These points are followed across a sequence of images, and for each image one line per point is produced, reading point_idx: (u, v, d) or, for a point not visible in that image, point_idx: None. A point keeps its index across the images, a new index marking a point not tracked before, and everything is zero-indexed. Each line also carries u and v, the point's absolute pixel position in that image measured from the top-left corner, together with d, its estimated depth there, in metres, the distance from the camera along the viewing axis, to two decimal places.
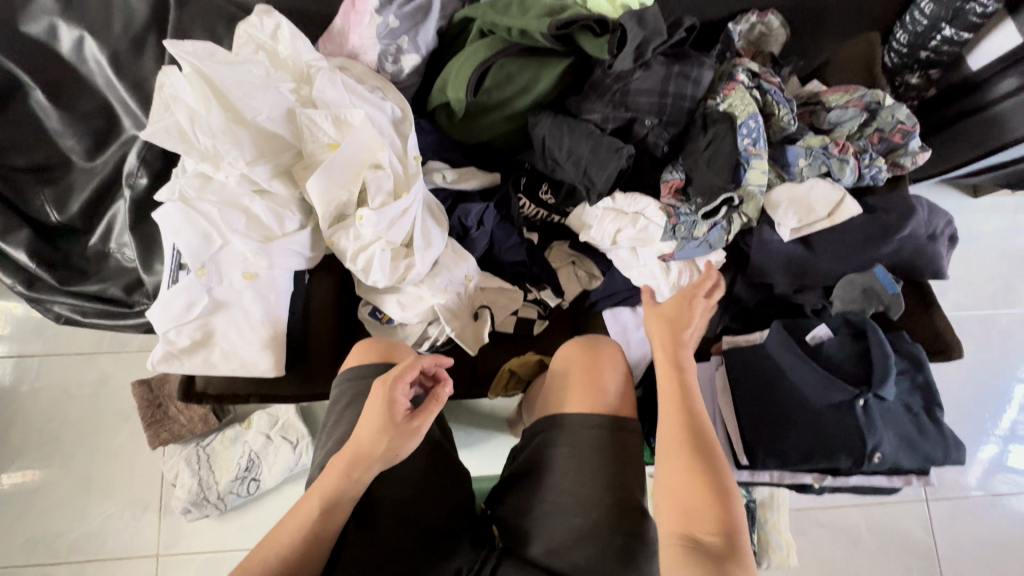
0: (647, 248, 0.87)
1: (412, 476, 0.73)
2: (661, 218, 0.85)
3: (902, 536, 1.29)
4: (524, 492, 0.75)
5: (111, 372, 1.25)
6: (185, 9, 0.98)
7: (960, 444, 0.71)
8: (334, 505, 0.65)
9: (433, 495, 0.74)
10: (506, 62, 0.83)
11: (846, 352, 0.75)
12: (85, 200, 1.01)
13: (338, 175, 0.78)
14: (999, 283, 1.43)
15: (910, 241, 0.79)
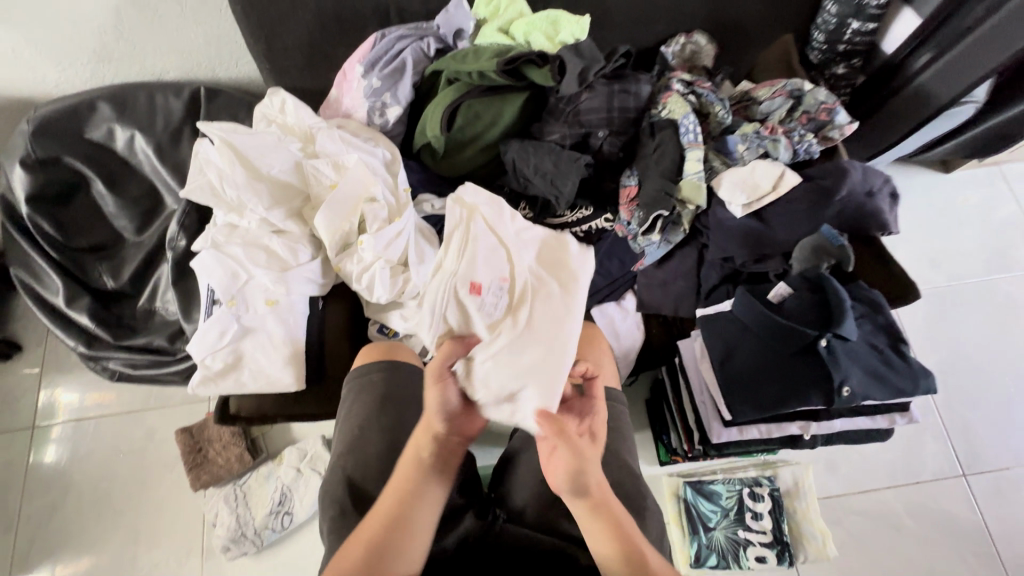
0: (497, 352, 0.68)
1: None
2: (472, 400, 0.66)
3: (947, 516, 1.24)
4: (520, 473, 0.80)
5: (158, 427, 1.37)
6: (214, 103, 1.19)
7: (929, 374, 0.75)
8: (419, 491, 0.64)
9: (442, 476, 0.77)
10: (473, 102, 0.99)
11: (805, 304, 0.80)
12: (136, 268, 1.18)
13: (339, 210, 0.93)
14: (990, 249, 1.45)
15: (851, 201, 0.87)
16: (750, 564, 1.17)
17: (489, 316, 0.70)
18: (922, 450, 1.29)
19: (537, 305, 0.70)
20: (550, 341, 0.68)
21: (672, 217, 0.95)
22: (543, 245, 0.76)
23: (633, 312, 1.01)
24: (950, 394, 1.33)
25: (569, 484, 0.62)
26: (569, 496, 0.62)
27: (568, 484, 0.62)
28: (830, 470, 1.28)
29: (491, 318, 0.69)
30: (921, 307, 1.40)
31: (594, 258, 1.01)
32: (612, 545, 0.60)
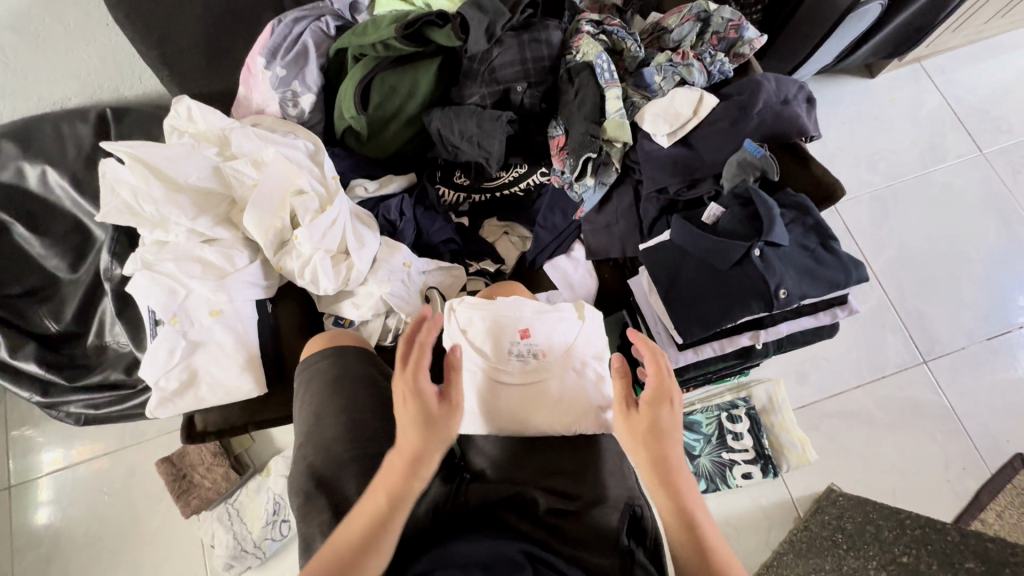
0: (511, 371, 0.76)
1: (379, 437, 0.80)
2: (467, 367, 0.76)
3: (914, 403, 1.30)
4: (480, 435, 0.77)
5: (139, 463, 1.35)
6: (125, 123, 1.15)
7: (859, 264, 0.78)
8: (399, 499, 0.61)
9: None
10: (385, 76, 0.97)
11: (736, 218, 0.82)
12: (77, 306, 1.14)
13: (266, 206, 0.90)
14: (923, 144, 1.49)
15: (768, 111, 0.88)
16: (738, 482, 1.22)
17: (503, 365, 0.76)
18: (883, 346, 1.34)
19: (529, 386, 0.75)
20: (536, 407, 0.74)
21: (601, 157, 0.97)
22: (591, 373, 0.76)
23: (584, 261, 1.03)
24: (903, 288, 1.38)
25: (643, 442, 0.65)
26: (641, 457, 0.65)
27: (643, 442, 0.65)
28: (802, 380, 1.32)
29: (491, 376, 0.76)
30: (865, 211, 1.45)
31: (538, 215, 1.02)
32: (670, 505, 0.62)
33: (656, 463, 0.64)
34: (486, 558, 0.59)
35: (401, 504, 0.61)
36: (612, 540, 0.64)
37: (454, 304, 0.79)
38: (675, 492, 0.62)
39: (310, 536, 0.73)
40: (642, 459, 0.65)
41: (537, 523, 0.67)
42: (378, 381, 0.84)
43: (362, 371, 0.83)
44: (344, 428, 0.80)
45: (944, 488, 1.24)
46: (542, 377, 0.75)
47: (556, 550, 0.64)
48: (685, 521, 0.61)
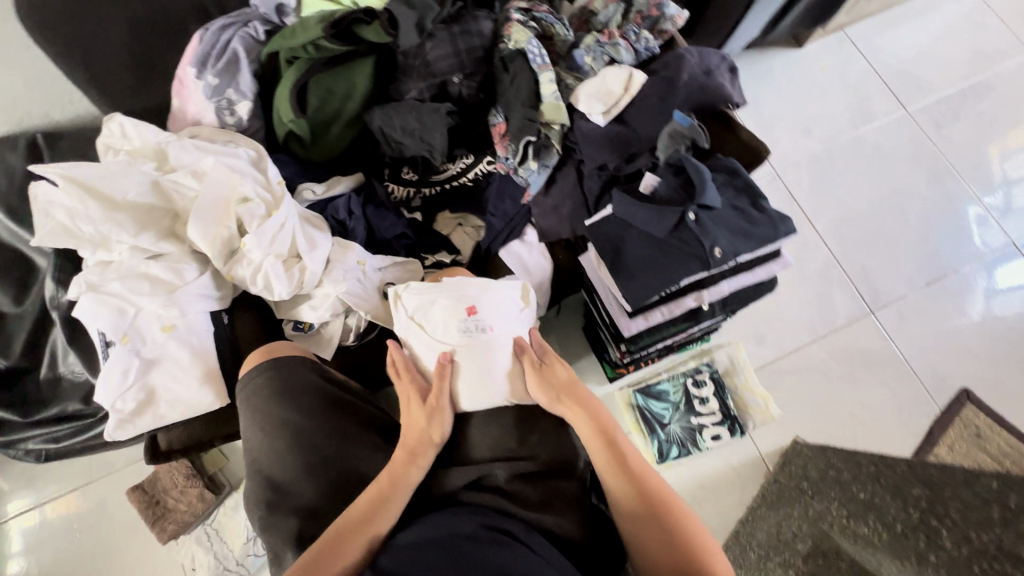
0: (458, 348, 0.76)
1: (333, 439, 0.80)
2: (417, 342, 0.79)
3: (866, 351, 1.37)
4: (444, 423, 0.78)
5: (109, 494, 1.31)
6: (58, 147, 1.11)
7: (786, 219, 0.83)
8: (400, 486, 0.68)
9: (364, 444, 0.82)
10: (320, 78, 0.99)
11: (671, 185, 0.86)
12: (25, 340, 1.10)
13: (209, 217, 0.90)
14: (853, 107, 1.57)
15: (693, 84, 0.92)
16: (707, 444, 1.27)
17: (451, 342, 0.77)
18: (832, 301, 1.41)
19: (476, 362, 0.76)
20: (482, 383, 0.75)
21: (540, 140, 0.99)
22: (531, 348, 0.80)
23: (537, 244, 1.04)
24: (846, 245, 1.46)
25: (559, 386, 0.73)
26: (560, 405, 0.73)
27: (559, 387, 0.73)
28: (760, 341, 1.38)
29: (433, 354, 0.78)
30: (806, 175, 1.51)
31: (487, 203, 1.03)
32: (594, 434, 0.70)
33: (572, 402, 0.72)
34: (448, 538, 0.60)
35: (399, 488, 0.68)
36: (575, 499, 0.68)
37: (400, 291, 0.80)
38: (595, 419, 0.71)
39: (279, 545, 0.74)
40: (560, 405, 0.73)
41: (500, 492, 0.69)
42: (323, 387, 0.84)
43: (303, 378, 0.83)
44: (291, 437, 0.79)
45: (899, 428, 1.31)
46: (486, 353, 0.76)
47: (518, 515, 0.66)
48: (607, 442, 0.69)
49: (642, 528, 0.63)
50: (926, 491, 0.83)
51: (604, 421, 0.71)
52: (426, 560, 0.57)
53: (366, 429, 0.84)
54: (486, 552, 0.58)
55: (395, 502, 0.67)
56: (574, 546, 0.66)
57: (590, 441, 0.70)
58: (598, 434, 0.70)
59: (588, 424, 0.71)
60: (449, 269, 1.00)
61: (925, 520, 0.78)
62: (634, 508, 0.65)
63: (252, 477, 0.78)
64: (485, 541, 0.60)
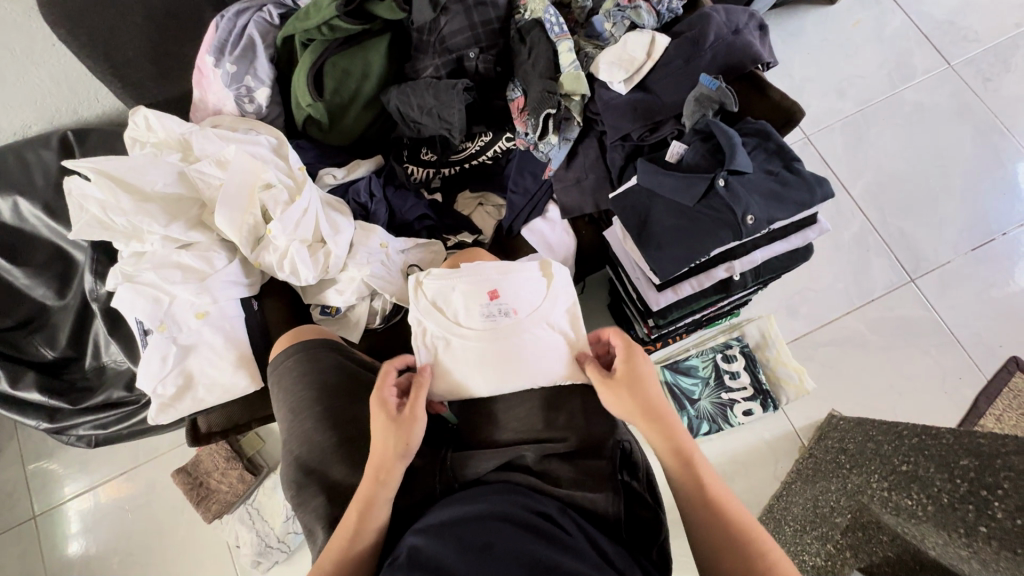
0: (480, 334, 0.75)
1: (361, 419, 0.80)
2: (436, 329, 0.76)
3: (907, 321, 1.31)
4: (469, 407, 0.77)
5: (157, 477, 1.37)
6: (87, 143, 1.13)
7: (823, 181, 0.79)
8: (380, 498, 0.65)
9: None
10: (337, 60, 0.99)
11: (699, 152, 0.83)
12: (70, 332, 1.14)
13: (235, 204, 0.91)
14: (890, 64, 1.48)
15: (720, 44, 0.88)
16: (739, 420, 1.24)
17: (474, 328, 0.75)
18: (870, 269, 1.35)
19: (501, 347, 0.74)
20: (506, 368, 0.74)
21: (561, 114, 0.97)
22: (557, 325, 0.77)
23: (560, 221, 1.02)
24: (884, 211, 1.39)
25: (634, 397, 0.68)
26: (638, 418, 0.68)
27: (634, 398, 0.68)
28: (793, 314, 1.34)
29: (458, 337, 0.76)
30: (839, 140, 1.44)
31: (508, 180, 1.03)
32: (671, 453, 0.66)
33: (651, 417, 0.67)
34: (482, 517, 0.59)
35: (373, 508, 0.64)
36: (603, 477, 0.66)
37: (421, 277, 0.77)
38: (671, 434, 0.66)
39: (308, 520, 0.75)
40: (639, 418, 0.68)
41: (531, 471, 0.69)
42: (347, 364, 0.85)
43: (330, 361, 0.84)
44: (322, 417, 0.80)
45: (942, 400, 1.26)
46: (510, 338, 0.74)
47: (549, 492, 0.65)
48: (685, 458, 0.65)
49: (725, 556, 0.59)
50: (975, 460, 0.78)
51: (683, 436, 0.66)
52: (462, 535, 0.57)
53: None
54: (518, 533, 0.57)
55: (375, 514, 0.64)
56: (608, 522, 0.64)
57: (667, 457, 0.66)
58: (678, 452, 0.65)
59: (665, 439, 0.66)
60: (466, 250, 0.96)
61: (975, 491, 0.75)
62: (713, 534, 0.61)
63: (286, 459, 0.79)
64: (518, 523, 0.58)
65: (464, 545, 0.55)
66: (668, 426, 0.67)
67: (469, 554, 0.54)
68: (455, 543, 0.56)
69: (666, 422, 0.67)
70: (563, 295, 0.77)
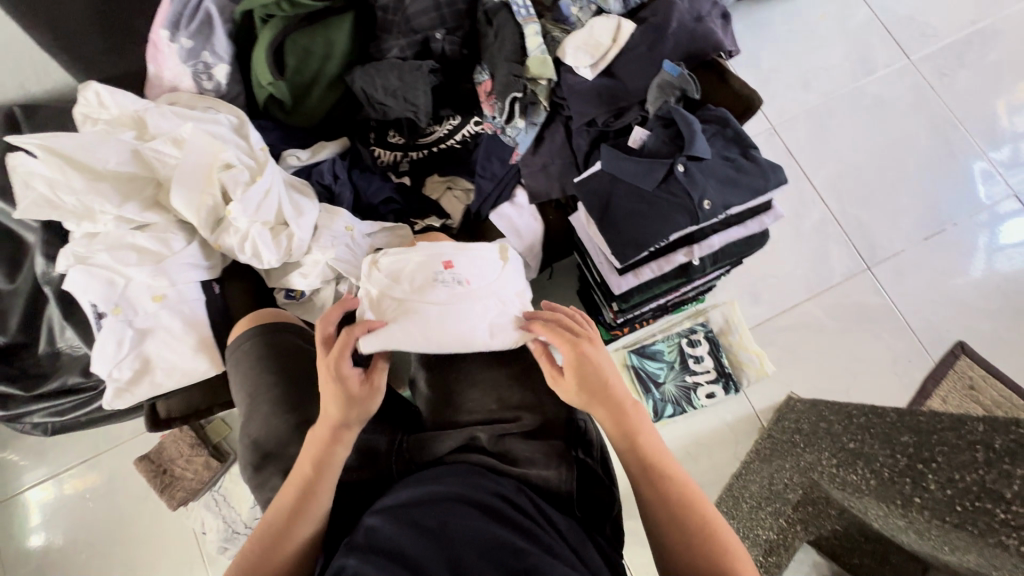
0: (434, 300, 0.72)
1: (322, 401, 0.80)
2: (388, 292, 0.73)
3: (862, 307, 1.37)
4: (427, 393, 0.77)
5: (119, 465, 1.35)
6: (35, 119, 1.08)
7: (778, 168, 0.82)
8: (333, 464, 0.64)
9: None
10: (298, 37, 0.97)
11: (660, 138, 0.85)
12: (21, 316, 1.10)
13: (193, 184, 0.89)
14: (853, 58, 1.52)
15: (683, 31, 0.89)
16: (702, 402, 1.28)
17: (427, 294, 0.72)
18: (829, 257, 1.40)
19: (455, 314, 0.72)
20: (457, 336, 0.72)
21: (527, 98, 0.96)
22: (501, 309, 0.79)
23: (528, 206, 1.02)
24: (844, 201, 1.43)
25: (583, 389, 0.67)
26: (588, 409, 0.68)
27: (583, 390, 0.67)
28: (756, 300, 1.37)
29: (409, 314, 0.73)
30: (803, 131, 1.48)
31: (475, 164, 1.01)
32: (616, 441, 0.67)
33: (601, 407, 0.67)
34: (435, 499, 0.60)
35: (326, 469, 0.64)
36: (558, 454, 0.68)
37: (376, 256, 0.75)
38: (616, 423, 0.67)
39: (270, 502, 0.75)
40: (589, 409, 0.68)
41: (488, 451, 0.70)
42: (306, 351, 0.84)
43: (290, 344, 0.83)
44: (281, 399, 0.79)
45: (893, 382, 1.32)
46: (463, 306, 0.72)
47: (507, 472, 0.66)
48: (630, 444, 0.66)
49: (669, 537, 0.61)
50: (915, 437, 0.81)
51: (627, 423, 0.67)
52: (416, 518, 0.58)
53: None
54: (472, 514, 0.58)
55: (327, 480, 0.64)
56: (562, 499, 0.66)
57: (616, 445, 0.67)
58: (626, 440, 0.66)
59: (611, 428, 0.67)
60: (428, 236, 0.95)
61: (912, 465, 0.80)
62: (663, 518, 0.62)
63: (246, 443, 0.79)
64: (475, 505, 0.60)
65: (421, 528, 0.56)
66: (617, 414, 0.67)
67: (426, 537, 0.55)
68: (412, 526, 0.56)
69: (617, 411, 0.67)
70: (516, 278, 0.77)
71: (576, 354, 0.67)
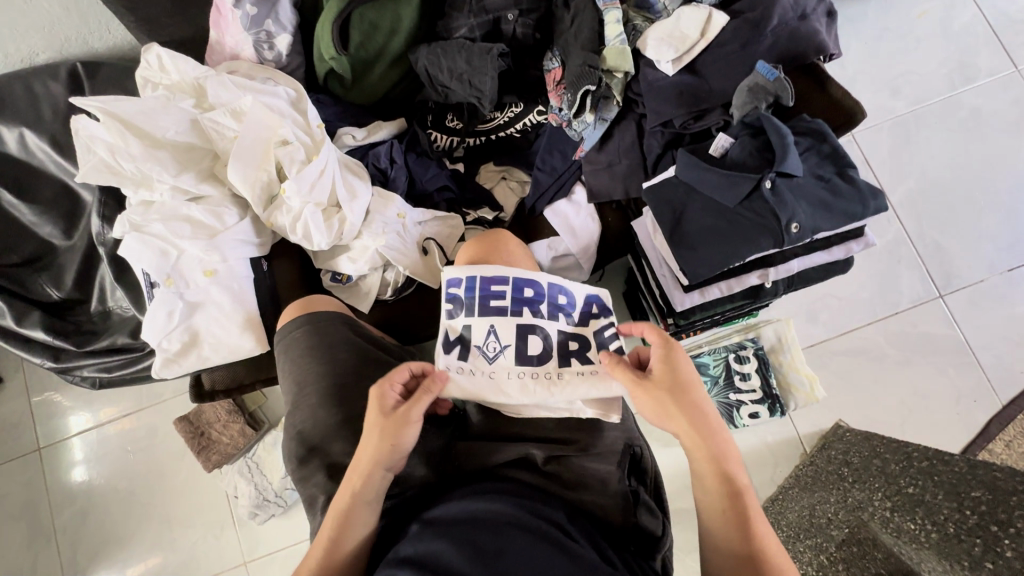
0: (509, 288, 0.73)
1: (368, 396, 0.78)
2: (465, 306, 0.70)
3: (929, 336, 1.28)
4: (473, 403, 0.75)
5: (159, 422, 1.39)
6: (97, 77, 1.07)
7: (877, 193, 0.74)
8: (350, 517, 0.62)
9: None
10: (364, 11, 0.93)
11: (747, 149, 0.78)
12: (76, 273, 1.12)
13: (250, 158, 0.86)
14: (952, 63, 1.38)
15: (783, 29, 0.81)
16: (744, 421, 1.23)
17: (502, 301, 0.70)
18: (899, 281, 1.30)
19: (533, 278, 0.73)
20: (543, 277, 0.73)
21: (599, 92, 0.90)
22: (561, 388, 0.66)
23: (586, 206, 0.96)
24: (923, 221, 1.33)
25: (677, 402, 0.62)
26: (674, 427, 0.63)
27: (677, 402, 0.62)
28: (811, 319, 1.30)
29: (490, 311, 0.69)
30: (885, 140, 1.36)
31: (536, 157, 0.97)
32: (712, 477, 0.61)
33: (693, 426, 0.62)
34: (485, 517, 0.58)
35: (347, 524, 0.62)
36: (613, 483, 0.65)
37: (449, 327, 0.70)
38: (714, 458, 0.61)
39: (312, 494, 0.74)
40: (679, 426, 0.62)
41: (539, 471, 0.67)
42: (355, 343, 0.82)
43: (337, 334, 0.81)
44: (327, 391, 0.78)
45: (952, 420, 1.24)
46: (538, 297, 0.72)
47: (557, 494, 0.64)
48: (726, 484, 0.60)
49: None
50: (988, 494, 0.75)
51: (724, 460, 0.61)
52: (469, 537, 0.55)
53: None
54: (527, 541, 0.55)
55: (348, 535, 0.61)
56: (613, 530, 0.63)
57: (703, 472, 0.62)
58: (716, 470, 0.61)
59: (709, 466, 0.61)
60: (489, 231, 0.87)
61: (984, 525, 0.72)
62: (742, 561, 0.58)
63: (290, 431, 0.78)
64: (530, 529, 0.57)
65: (476, 550, 0.54)
66: (713, 441, 0.62)
67: (481, 561, 0.52)
68: (466, 545, 0.54)
69: (714, 437, 0.62)
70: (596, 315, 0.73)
71: (669, 349, 0.65)
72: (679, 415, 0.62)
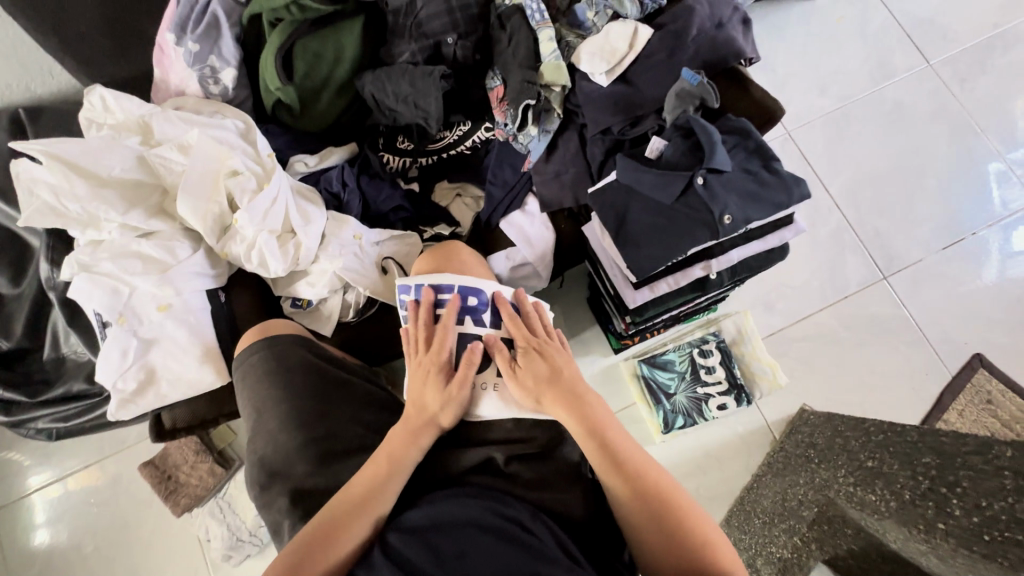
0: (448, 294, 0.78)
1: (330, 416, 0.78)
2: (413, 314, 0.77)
3: (878, 316, 1.34)
4: None
5: (123, 470, 1.34)
6: (40, 122, 1.06)
7: (801, 181, 0.79)
8: (379, 482, 0.66)
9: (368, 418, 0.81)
10: (307, 41, 0.95)
11: (680, 149, 0.82)
12: (25, 321, 1.08)
13: (200, 191, 0.87)
14: (872, 61, 1.48)
15: (703, 37, 0.86)
16: (713, 413, 1.26)
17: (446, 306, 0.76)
18: (845, 267, 1.37)
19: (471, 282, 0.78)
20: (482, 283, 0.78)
21: (540, 105, 0.95)
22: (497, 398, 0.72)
23: (539, 215, 0.99)
24: (861, 209, 1.40)
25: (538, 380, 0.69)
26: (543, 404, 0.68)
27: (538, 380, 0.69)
28: (768, 309, 1.35)
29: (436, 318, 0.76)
30: (819, 136, 1.45)
31: (487, 171, 1.00)
32: (586, 436, 0.66)
33: (556, 398, 0.68)
34: (450, 525, 0.58)
35: (377, 492, 0.65)
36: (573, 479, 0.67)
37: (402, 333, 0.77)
38: (583, 420, 0.66)
39: (276, 521, 0.73)
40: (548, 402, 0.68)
41: (500, 473, 0.68)
42: (316, 364, 0.83)
43: (297, 357, 0.82)
44: (288, 415, 0.78)
45: (908, 395, 1.29)
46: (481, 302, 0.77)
47: (518, 495, 0.64)
48: (599, 442, 0.65)
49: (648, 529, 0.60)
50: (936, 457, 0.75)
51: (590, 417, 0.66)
52: (434, 545, 0.56)
53: (365, 408, 0.82)
54: (491, 544, 0.56)
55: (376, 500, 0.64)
56: (577, 526, 0.64)
57: (578, 436, 0.66)
58: (588, 430, 0.66)
59: (583, 428, 0.66)
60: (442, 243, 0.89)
61: (935, 488, 0.74)
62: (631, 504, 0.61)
63: (252, 460, 0.77)
64: (495, 533, 0.57)
65: (439, 558, 0.54)
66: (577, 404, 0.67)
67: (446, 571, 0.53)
68: (431, 554, 0.55)
69: (576, 400, 0.68)
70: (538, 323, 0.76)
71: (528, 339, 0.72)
72: (541, 391, 0.69)
